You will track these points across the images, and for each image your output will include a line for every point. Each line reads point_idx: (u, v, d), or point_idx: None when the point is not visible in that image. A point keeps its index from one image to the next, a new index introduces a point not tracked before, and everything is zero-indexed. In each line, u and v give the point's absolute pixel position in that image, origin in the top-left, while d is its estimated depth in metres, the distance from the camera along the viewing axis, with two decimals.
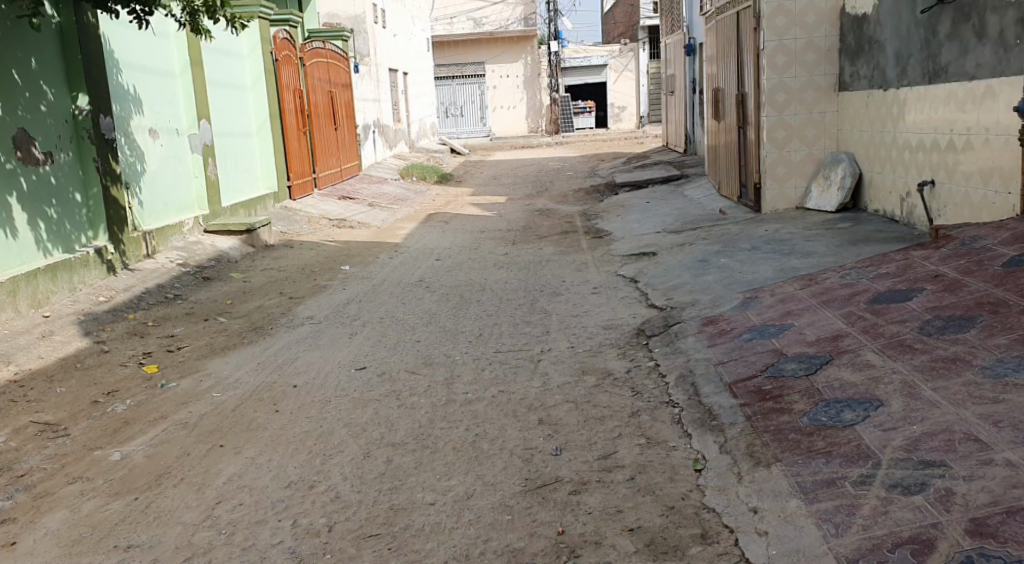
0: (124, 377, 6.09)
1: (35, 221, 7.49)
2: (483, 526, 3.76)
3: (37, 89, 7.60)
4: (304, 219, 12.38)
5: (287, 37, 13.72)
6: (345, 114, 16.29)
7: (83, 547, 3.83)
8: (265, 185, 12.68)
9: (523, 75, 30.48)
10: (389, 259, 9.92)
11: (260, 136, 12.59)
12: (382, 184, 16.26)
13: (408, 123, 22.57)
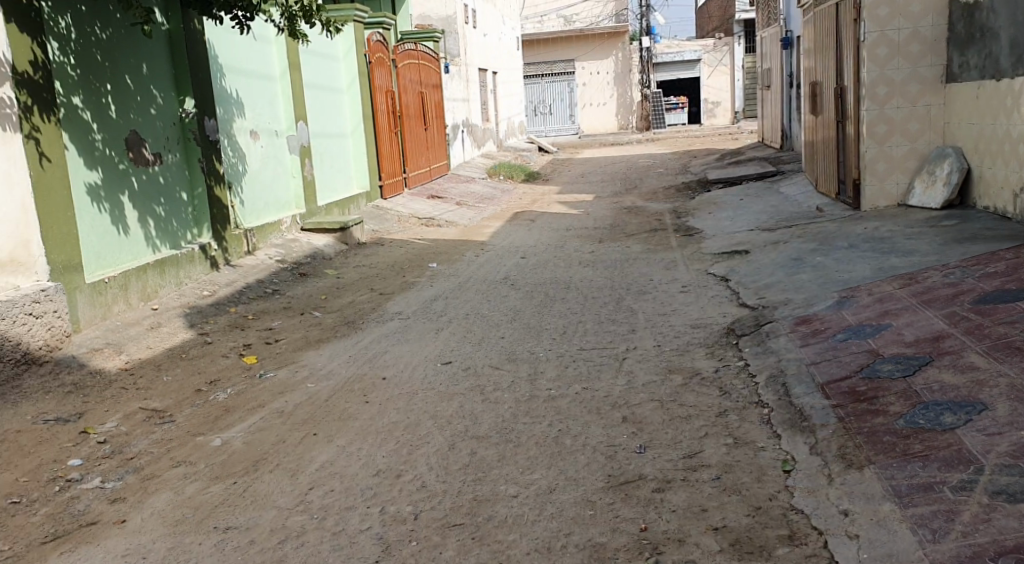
0: (225, 367, 6.31)
1: (145, 218, 7.81)
2: (567, 520, 3.77)
3: (147, 93, 7.92)
4: (395, 219, 12.58)
5: (381, 39, 13.96)
6: (434, 114, 16.47)
7: (187, 526, 3.98)
8: (358, 185, 12.94)
9: (614, 72, 30.32)
10: (476, 257, 10.01)
11: (354, 137, 12.86)
12: (470, 183, 16.40)
13: (496, 121, 22.72)
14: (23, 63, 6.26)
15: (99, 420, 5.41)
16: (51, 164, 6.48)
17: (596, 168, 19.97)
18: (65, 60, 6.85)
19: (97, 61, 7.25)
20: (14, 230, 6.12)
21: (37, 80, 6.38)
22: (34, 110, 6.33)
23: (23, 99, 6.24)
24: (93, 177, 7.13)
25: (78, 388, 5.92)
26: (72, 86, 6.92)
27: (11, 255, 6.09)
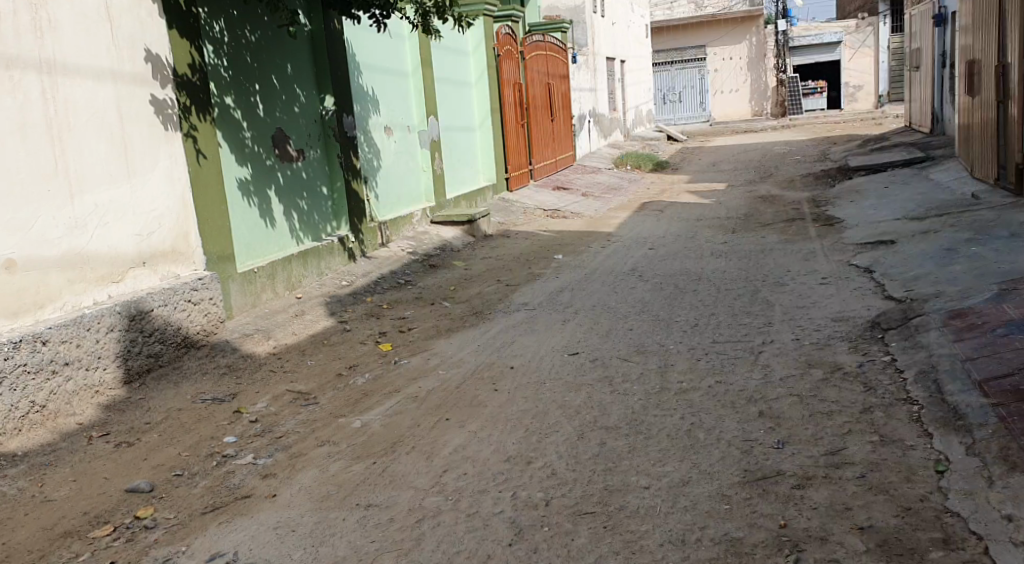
0: (362, 353, 6.50)
1: (290, 212, 8.12)
2: (702, 513, 3.71)
3: (291, 91, 8.23)
4: (521, 211, 12.67)
5: (510, 31, 14.06)
6: (561, 106, 16.48)
7: (331, 502, 4.12)
8: (485, 178, 13.09)
9: (747, 57, 29.61)
10: (603, 248, 9.95)
11: (482, 130, 13.00)
12: (596, 173, 16.34)
13: (624, 110, 22.53)
14: (182, 66, 6.60)
15: (250, 401, 5.69)
16: (206, 161, 6.82)
17: (728, 156, 19.52)
18: (218, 62, 7.18)
19: (247, 63, 7.57)
20: (176, 223, 6.48)
21: (194, 81, 6.72)
22: (191, 110, 6.67)
23: (182, 100, 6.58)
24: (244, 173, 7.46)
25: (231, 370, 6.23)
26: (225, 86, 7.25)
27: (173, 245, 6.45)
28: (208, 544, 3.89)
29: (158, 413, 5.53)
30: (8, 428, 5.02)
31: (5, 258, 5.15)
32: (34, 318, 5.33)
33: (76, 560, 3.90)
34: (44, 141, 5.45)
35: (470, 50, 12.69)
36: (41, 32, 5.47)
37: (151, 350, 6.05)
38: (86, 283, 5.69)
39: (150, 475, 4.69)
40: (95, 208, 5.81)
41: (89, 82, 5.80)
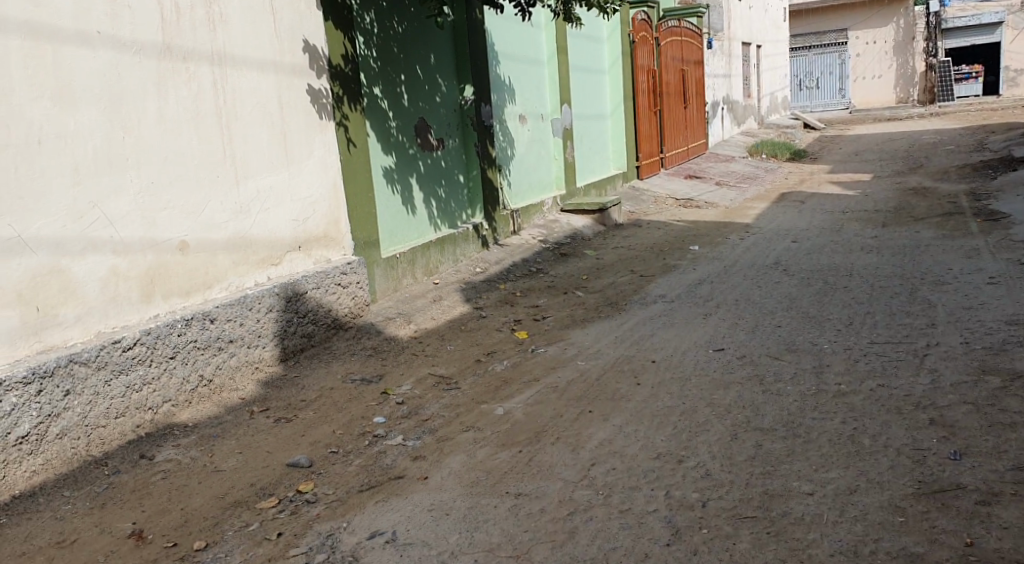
0: (500, 340, 6.55)
1: (429, 200, 8.27)
2: (874, 525, 3.57)
3: (433, 81, 8.36)
4: (651, 200, 12.51)
5: (645, 17, 13.92)
6: (695, 92, 16.16)
7: (482, 488, 4.18)
8: (615, 167, 13.00)
9: (894, 40, 28.13)
10: (741, 239, 9.69)
11: (614, 118, 12.89)
12: (730, 162, 15.94)
13: (759, 97, 21.90)
14: (336, 57, 6.80)
15: (397, 383, 5.83)
16: (355, 150, 7.02)
17: (873, 145, 18.63)
18: (368, 52, 7.37)
19: (393, 53, 7.73)
20: (327, 209, 6.70)
21: (347, 72, 6.92)
22: (343, 100, 6.88)
23: (335, 90, 6.79)
24: (388, 161, 7.64)
25: (377, 352, 6.40)
26: (373, 77, 7.43)
27: (326, 231, 6.69)
28: (369, 522, 4.01)
29: (313, 391, 5.74)
30: (180, 400, 5.32)
31: (178, 240, 5.45)
32: (203, 297, 5.61)
33: (245, 529, 4.10)
34: (214, 128, 5.73)
35: (606, 38, 12.60)
36: (213, 25, 5.75)
37: (305, 331, 6.27)
38: (248, 265, 5.96)
39: (308, 451, 4.88)
40: (258, 193, 6.07)
41: (255, 73, 6.06)
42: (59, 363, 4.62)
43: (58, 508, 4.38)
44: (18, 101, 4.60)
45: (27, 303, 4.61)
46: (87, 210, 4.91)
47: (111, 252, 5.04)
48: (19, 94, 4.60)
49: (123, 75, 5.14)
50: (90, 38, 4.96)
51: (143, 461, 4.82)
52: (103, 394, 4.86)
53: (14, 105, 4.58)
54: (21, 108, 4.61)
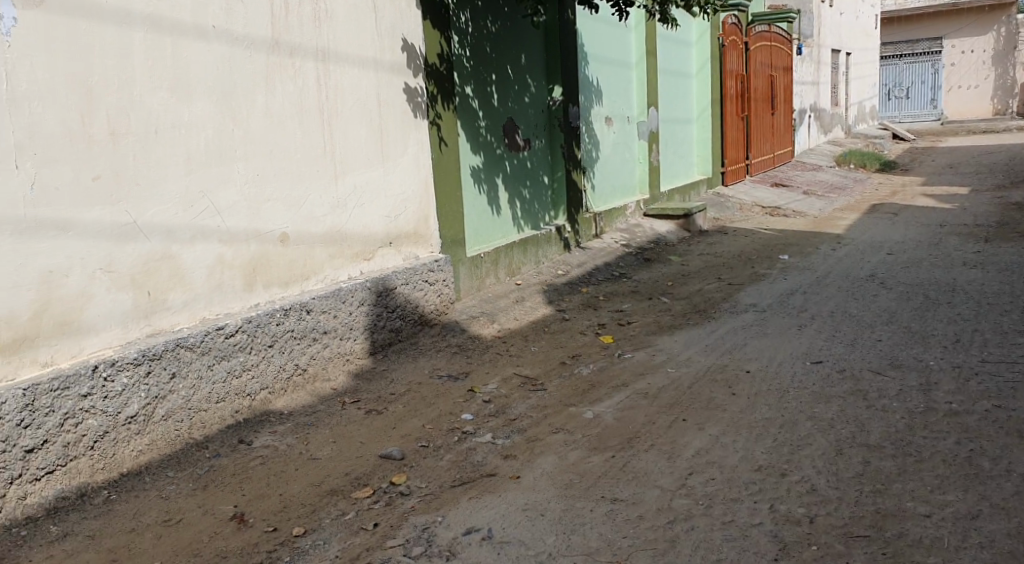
0: (586, 343, 6.49)
1: (514, 200, 8.26)
2: (1001, 553, 3.41)
3: (523, 82, 8.35)
4: (737, 207, 12.23)
5: (736, 21, 13.70)
6: (782, 99, 15.85)
7: (577, 491, 4.14)
8: (699, 172, 12.81)
9: (992, 51, 26.76)
10: (833, 250, 9.42)
11: (700, 123, 12.71)
12: (819, 170, 15.53)
13: (847, 106, 21.32)
14: (432, 55, 6.84)
15: (482, 381, 5.82)
16: (446, 149, 7.05)
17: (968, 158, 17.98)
18: (463, 52, 7.41)
19: (486, 52, 7.74)
20: (418, 207, 6.74)
21: (442, 71, 6.96)
22: (437, 99, 6.92)
23: (430, 89, 6.84)
24: (477, 161, 7.65)
25: (462, 350, 6.41)
26: (465, 76, 7.46)
27: (415, 228, 6.73)
28: (464, 517, 4.02)
29: (401, 385, 5.78)
30: (277, 387, 5.42)
31: (280, 232, 5.56)
32: (300, 288, 5.72)
33: (342, 517, 4.15)
34: (316, 123, 5.82)
35: (695, 41, 12.44)
36: (319, 22, 5.84)
37: (393, 326, 6.32)
38: (343, 259, 6.04)
39: (399, 444, 4.91)
40: (354, 188, 6.14)
41: (356, 70, 6.13)
42: (167, 346, 4.75)
43: (163, 487, 4.50)
44: (138, 91, 4.73)
45: (139, 287, 4.75)
46: (197, 198, 5.04)
47: (218, 242, 5.17)
48: (140, 85, 4.74)
49: (235, 69, 5.26)
50: (206, 32, 5.08)
51: (243, 446, 4.93)
52: (206, 377, 4.97)
53: (134, 95, 4.72)
54: (140, 98, 4.74)
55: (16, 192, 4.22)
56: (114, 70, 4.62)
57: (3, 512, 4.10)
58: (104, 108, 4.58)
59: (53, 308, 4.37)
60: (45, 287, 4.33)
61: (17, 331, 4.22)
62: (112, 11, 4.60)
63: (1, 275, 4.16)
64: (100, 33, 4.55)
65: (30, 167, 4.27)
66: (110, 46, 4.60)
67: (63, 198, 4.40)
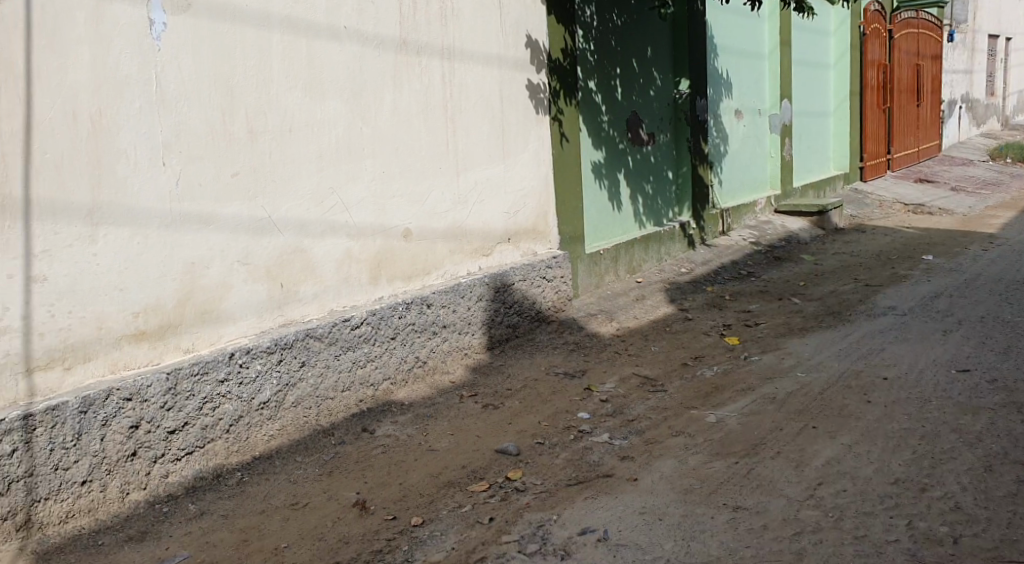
0: (709, 345, 6.30)
1: (636, 195, 8.12)
2: None
3: (649, 75, 8.21)
4: (876, 204, 11.70)
5: (879, 8, 13.10)
6: (930, 89, 15.07)
7: (697, 496, 4.01)
8: (835, 167, 12.31)
9: None
10: (983, 251, 8.86)
11: (836, 116, 12.23)
12: (968, 165, 14.67)
13: (1003, 95, 20.07)
14: (556, 50, 6.79)
15: (600, 380, 5.73)
16: (568, 145, 6.99)
17: None
18: (587, 46, 7.32)
19: (612, 46, 7.63)
20: (538, 202, 6.70)
21: (565, 66, 6.90)
22: (560, 95, 6.86)
23: (553, 84, 6.79)
24: (598, 156, 7.56)
25: (579, 347, 6.33)
26: (589, 70, 7.37)
27: (535, 223, 6.69)
28: (579, 517, 3.95)
29: (517, 381, 5.74)
30: (398, 378, 5.47)
31: (404, 227, 5.62)
32: (422, 282, 5.76)
33: (458, 510, 4.14)
34: (441, 120, 5.85)
35: (832, 30, 11.98)
36: (446, 19, 5.86)
37: (511, 321, 6.30)
38: (463, 254, 6.05)
39: (515, 440, 4.88)
40: (476, 184, 6.14)
41: (480, 67, 6.13)
42: (297, 336, 4.85)
43: (291, 471, 4.60)
44: (275, 91, 4.84)
45: (273, 278, 4.88)
46: (327, 195, 5.13)
47: (346, 236, 5.26)
48: (277, 84, 4.85)
49: (365, 68, 5.33)
50: (338, 33, 5.17)
51: (365, 434, 4.99)
52: (332, 367, 5.05)
53: (272, 94, 4.83)
54: (277, 97, 4.86)
55: (164, 188, 4.37)
56: (253, 71, 4.74)
57: (147, 489, 4.25)
58: (244, 107, 4.70)
59: (195, 296, 4.51)
60: (188, 277, 4.48)
61: (164, 318, 4.39)
62: (253, 13, 4.72)
63: (150, 264, 4.32)
64: (241, 35, 4.67)
65: (175, 164, 4.41)
66: (250, 47, 4.71)
67: (206, 193, 4.55)
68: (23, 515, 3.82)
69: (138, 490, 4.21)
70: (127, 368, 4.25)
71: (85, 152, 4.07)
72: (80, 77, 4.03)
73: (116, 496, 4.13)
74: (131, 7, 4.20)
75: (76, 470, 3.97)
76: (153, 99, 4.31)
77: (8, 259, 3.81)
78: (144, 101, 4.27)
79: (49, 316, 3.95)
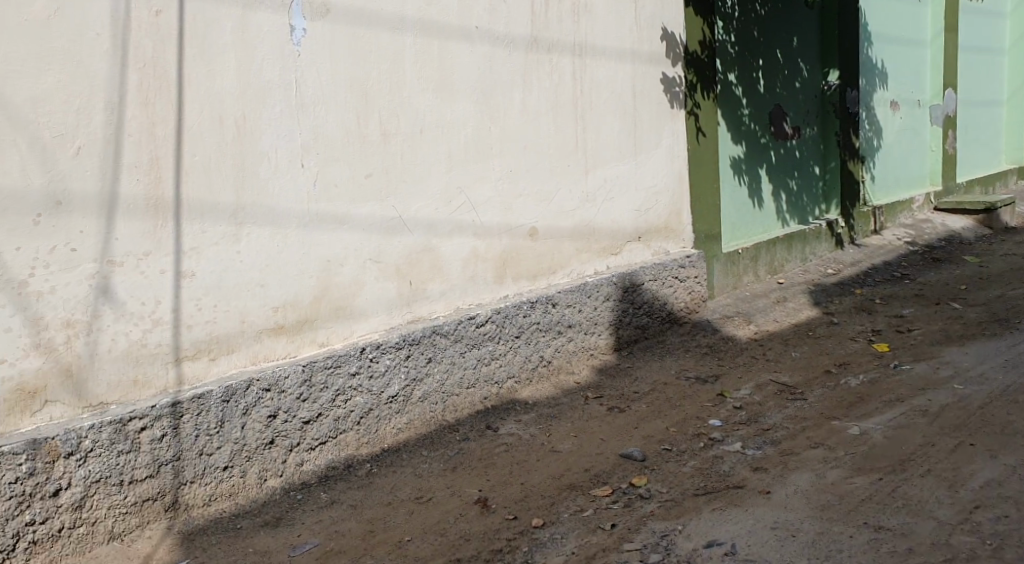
0: (855, 352, 5.94)
1: (779, 192, 7.78)
2: None
3: (794, 66, 7.88)
4: None
5: None
6: None
7: (835, 514, 3.74)
8: (1007, 161, 11.53)
9: None
10: None
11: (1007, 106, 11.46)
12: None
13: None
14: (694, 43, 6.57)
15: (734, 386, 5.48)
16: (705, 139, 6.73)
17: None
18: (727, 37, 7.05)
19: (754, 37, 7.34)
20: (672, 199, 6.50)
21: (704, 59, 6.66)
22: (698, 88, 6.62)
23: (690, 78, 6.56)
24: (738, 151, 7.25)
25: (712, 351, 6.09)
26: (729, 63, 7.10)
27: (667, 221, 6.48)
28: (706, 529, 3.75)
29: (645, 385, 5.56)
30: (522, 377, 5.37)
31: (530, 226, 5.52)
32: (548, 281, 5.65)
33: (580, 514, 4.00)
34: (571, 118, 5.73)
35: (1004, 15, 11.24)
36: (579, 16, 5.73)
37: (640, 323, 6.12)
38: (590, 253, 5.90)
39: (641, 445, 4.70)
40: (605, 182, 5.99)
41: (613, 63, 5.98)
42: (424, 334, 4.82)
43: (416, 465, 4.56)
44: (408, 92, 4.82)
45: (403, 276, 4.86)
46: (455, 194, 5.08)
47: (473, 235, 5.20)
48: (410, 86, 4.83)
49: (495, 68, 5.26)
50: (469, 33, 5.11)
51: (489, 432, 4.92)
52: (458, 364, 5.00)
53: (404, 96, 4.81)
54: (411, 100, 4.84)
55: (302, 188, 4.40)
56: (387, 73, 4.72)
57: (283, 477, 4.28)
58: (377, 111, 4.70)
59: (329, 293, 4.54)
60: (324, 275, 4.51)
61: (301, 312, 4.43)
62: (389, 17, 4.70)
63: (288, 258, 4.36)
64: (377, 38, 4.66)
65: (313, 166, 4.44)
66: (385, 50, 4.70)
67: (342, 193, 4.56)
68: (171, 496, 3.91)
69: (274, 477, 4.24)
70: (267, 361, 4.31)
71: (231, 153, 4.14)
72: (227, 84, 4.11)
73: (254, 482, 4.17)
74: (274, 14, 4.25)
75: (219, 456, 4.03)
76: (292, 103, 4.35)
77: (161, 256, 3.91)
78: (284, 105, 4.31)
79: (196, 309, 4.04)
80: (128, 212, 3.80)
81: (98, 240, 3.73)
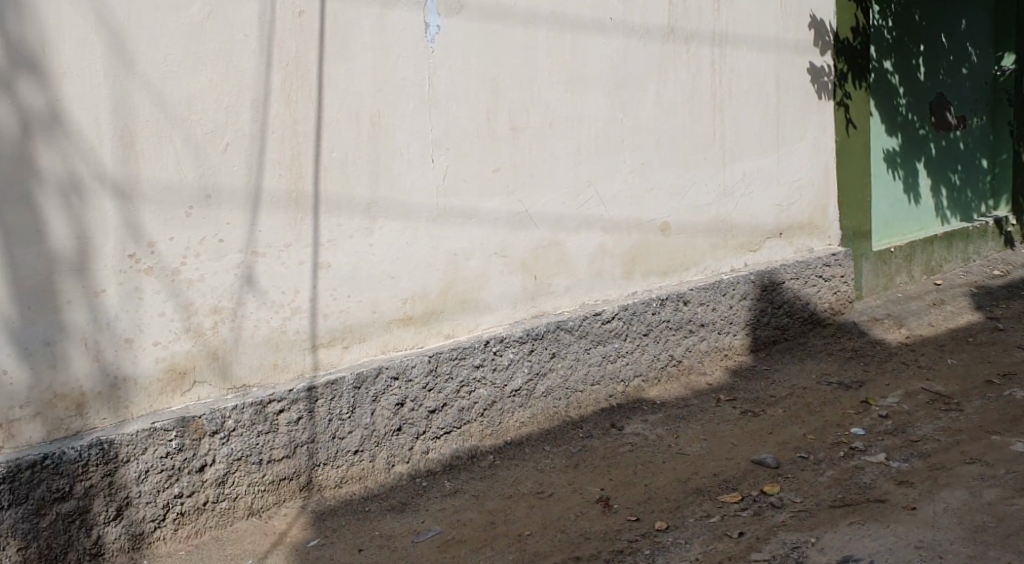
0: (1021, 360, 5.47)
1: (938, 187, 7.30)
2: None
3: (961, 51, 7.38)
4: None
5: None
6: None
7: (989, 536, 3.43)
8: None
9: None
10: None
11: None
12: None
13: None
14: (846, 30, 6.23)
15: (880, 393, 5.15)
16: (855, 131, 6.36)
17: None
18: (885, 23, 6.69)
19: (915, 22, 6.94)
20: (817, 193, 6.18)
21: (857, 46, 6.31)
22: (848, 77, 6.28)
23: (840, 66, 6.22)
24: (893, 144, 6.83)
25: (857, 355, 5.75)
26: (885, 50, 6.71)
27: (811, 217, 6.17)
28: (842, 543, 3.50)
29: (783, 388, 5.29)
30: (650, 376, 5.20)
31: (661, 221, 5.33)
32: (680, 277, 5.45)
33: (706, 520, 3.82)
34: (708, 110, 5.50)
35: None
36: (719, 4, 5.49)
37: (779, 323, 5.84)
38: (726, 250, 5.67)
39: (776, 451, 4.46)
40: (744, 176, 5.73)
41: (756, 53, 5.72)
42: (548, 328, 4.71)
43: (539, 460, 4.47)
44: (539, 87, 4.72)
45: (528, 271, 4.76)
46: (584, 188, 4.95)
47: (601, 230, 5.05)
48: (541, 79, 4.72)
49: (630, 60, 5.10)
50: (604, 24, 4.96)
51: (614, 430, 4.77)
52: (583, 360, 4.87)
53: (535, 90, 4.70)
54: (539, 94, 4.73)
55: (431, 183, 4.35)
56: (519, 66, 4.63)
57: (410, 463, 4.25)
58: (509, 104, 4.61)
59: (456, 286, 4.48)
60: (450, 270, 4.45)
61: (429, 304, 4.39)
62: (522, 11, 4.61)
63: (419, 249, 4.33)
64: (509, 32, 4.57)
65: (443, 160, 4.39)
66: (517, 44, 4.60)
67: (470, 188, 4.50)
68: (305, 477, 3.94)
69: (402, 463, 4.22)
70: (396, 350, 4.29)
71: (366, 152, 4.13)
72: (364, 81, 4.10)
73: (383, 467, 4.16)
74: (410, 13, 4.21)
75: (350, 440, 4.04)
76: (424, 98, 4.30)
77: (300, 247, 3.94)
78: (418, 99, 4.28)
79: (331, 299, 4.06)
80: (272, 205, 3.85)
81: (245, 231, 3.78)
